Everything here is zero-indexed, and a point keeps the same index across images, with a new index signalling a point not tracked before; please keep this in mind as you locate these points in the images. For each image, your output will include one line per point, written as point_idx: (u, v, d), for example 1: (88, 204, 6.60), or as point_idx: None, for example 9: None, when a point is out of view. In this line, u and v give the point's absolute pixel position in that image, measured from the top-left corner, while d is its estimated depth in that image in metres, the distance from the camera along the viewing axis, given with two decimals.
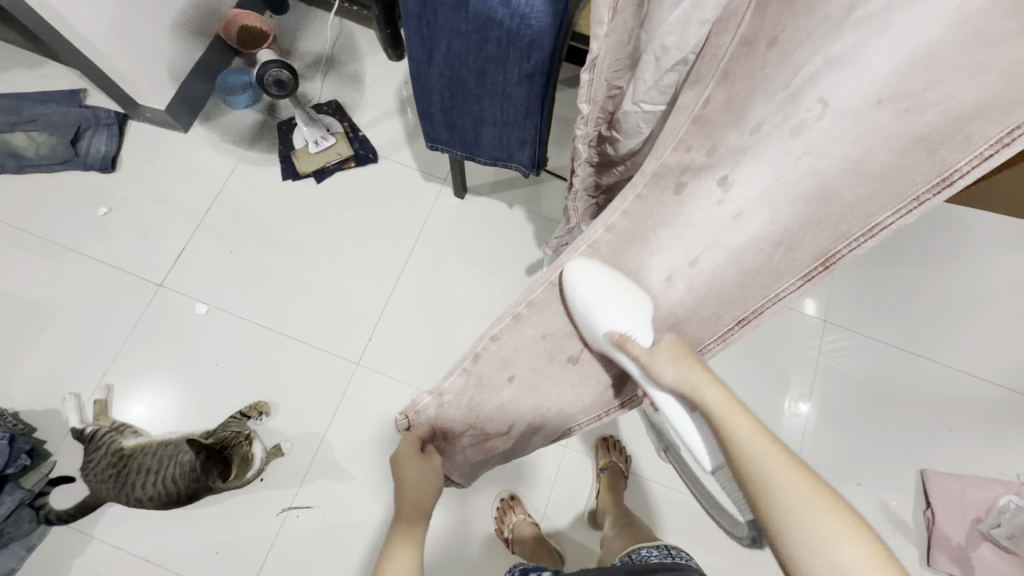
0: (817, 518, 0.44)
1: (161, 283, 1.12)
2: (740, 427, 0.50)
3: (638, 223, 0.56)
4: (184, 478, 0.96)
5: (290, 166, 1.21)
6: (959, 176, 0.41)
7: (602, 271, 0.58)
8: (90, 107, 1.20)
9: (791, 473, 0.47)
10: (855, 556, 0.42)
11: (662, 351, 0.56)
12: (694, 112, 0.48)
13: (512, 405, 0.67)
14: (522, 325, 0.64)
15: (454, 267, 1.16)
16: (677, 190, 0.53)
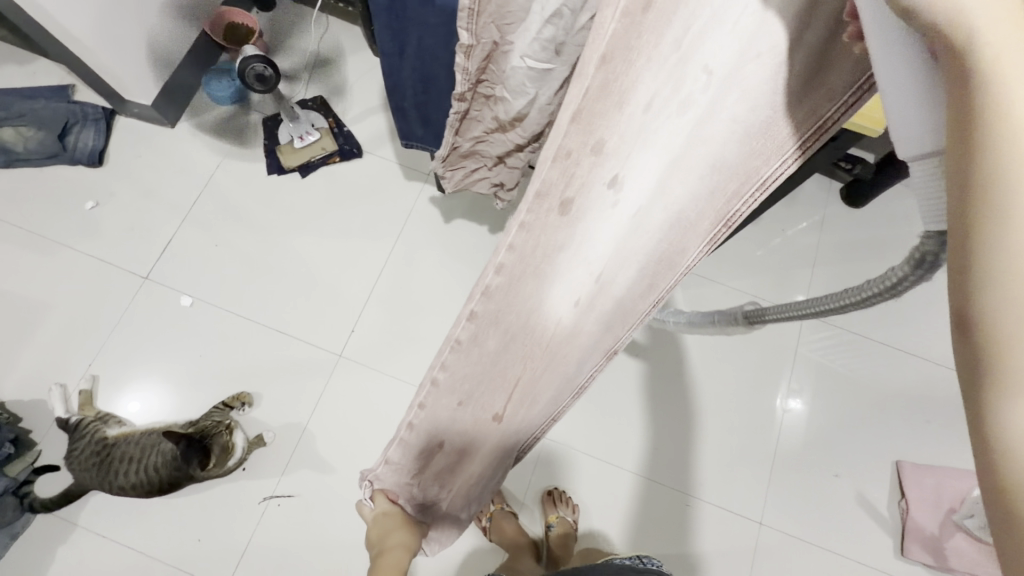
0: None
1: (146, 276, 1.14)
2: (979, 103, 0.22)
3: (528, 258, 0.42)
4: (166, 467, 0.96)
5: (275, 161, 1.22)
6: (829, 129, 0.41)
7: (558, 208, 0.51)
8: (78, 103, 1.22)
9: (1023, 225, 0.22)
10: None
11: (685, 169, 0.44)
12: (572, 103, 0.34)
13: (455, 455, 0.63)
14: (439, 392, 0.52)
15: (436, 261, 1.17)
16: (563, 211, 0.40)
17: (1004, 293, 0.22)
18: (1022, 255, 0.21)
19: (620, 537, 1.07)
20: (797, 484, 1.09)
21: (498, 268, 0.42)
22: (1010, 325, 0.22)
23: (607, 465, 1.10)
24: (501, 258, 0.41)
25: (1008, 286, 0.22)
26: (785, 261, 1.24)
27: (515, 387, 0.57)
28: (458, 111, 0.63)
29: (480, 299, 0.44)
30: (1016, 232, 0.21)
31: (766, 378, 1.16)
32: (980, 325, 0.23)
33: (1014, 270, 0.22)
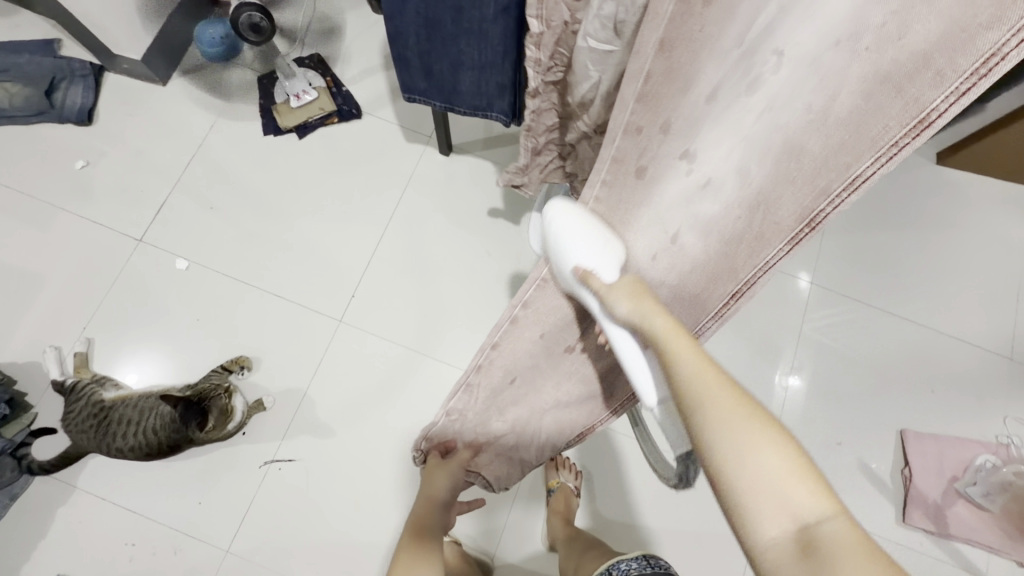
0: (783, 485, 0.39)
1: (140, 239, 1.11)
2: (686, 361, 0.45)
3: (614, 207, 0.55)
4: (164, 429, 0.94)
5: (271, 121, 1.18)
6: (938, 116, 0.36)
7: (578, 218, 0.56)
8: (65, 58, 1.17)
9: (750, 422, 0.41)
10: (803, 500, 0.39)
11: (618, 287, 0.52)
12: (639, 89, 0.47)
13: (523, 399, 0.70)
14: (519, 327, 0.63)
15: (438, 226, 1.15)
16: (639, 174, 0.52)
17: (733, 474, 0.40)
18: (730, 444, 0.41)
19: (622, 503, 1.06)
20: None
21: (605, 183, 0.54)
22: (736, 479, 0.40)
23: (611, 434, 1.09)
24: (597, 193, 0.55)
25: (722, 470, 0.41)
26: None
27: (592, 329, 0.62)
28: (533, 103, 0.64)
29: (579, 227, 0.57)
30: (721, 431, 0.41)
31: (772, 349, 1.14)
32: (730, 480, 0.41)
33: (741, 456, 0.40)
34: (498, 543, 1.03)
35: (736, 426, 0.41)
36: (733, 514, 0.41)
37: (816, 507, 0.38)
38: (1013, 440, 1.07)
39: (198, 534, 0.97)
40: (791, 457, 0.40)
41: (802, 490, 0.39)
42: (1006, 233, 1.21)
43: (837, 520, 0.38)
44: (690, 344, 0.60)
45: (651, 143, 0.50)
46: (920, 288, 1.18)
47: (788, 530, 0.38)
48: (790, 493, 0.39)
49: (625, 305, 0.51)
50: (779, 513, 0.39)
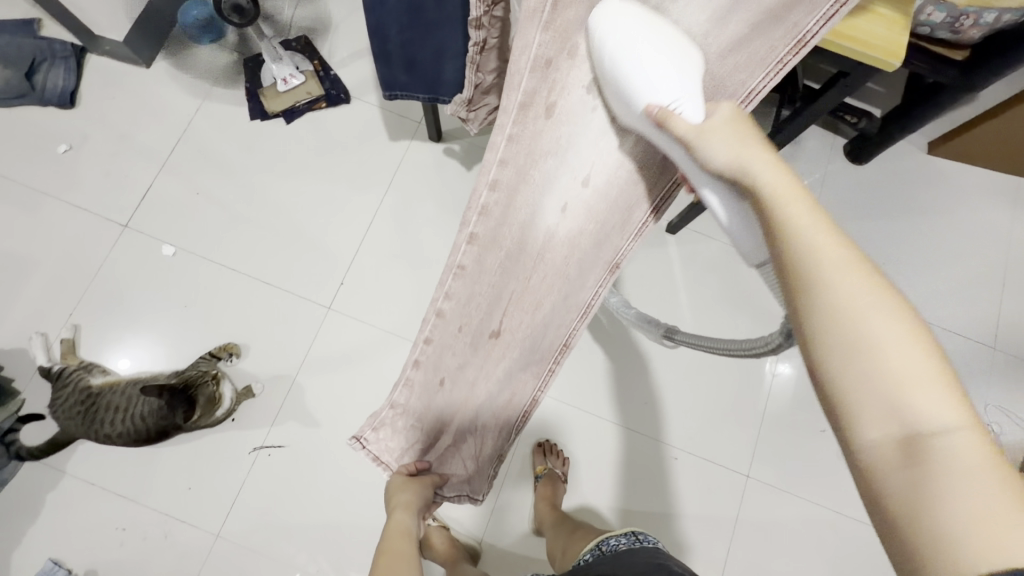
0: (886, 339, 0.31)
1: (125, 224, 1.10)
2: (840, 270, 0.33)
3: (519, 174, 0.53)
4: (153, 416, 0.98)
5: (257, 105, 1.17)
6: (812, 37, 0.38)
7: (642, 19, 0.40)
8: (45, 39, 1.15)
9: (890, 317, 0.31)
10: (928, 409, 0.29)
11: (714, 127, 0.40)
12: (544, 18, 0.42)
13: (456, 399, 0.72)
14: (446, 317, 0.64)
15: (427, 214, 1.14)
16: (547, 115, 0.50)
17: (810, 254, 0.34)
18: (842, 304, 0.32)
19: (610, 489, 1.07)
20: (785, 440, 1.10)
21: (492, 185, 0.53)
22: (826, 365, 0.32)
23: (600, 421, 1.10)
24: (493, 175, 0.53)
25: (810, 290, 0.33)
26: None
27: (511, 306, 0.64)
28: (475, 41, 0.57)
29: (476, 222, 0.56)
30: (821, 289, 0.33)
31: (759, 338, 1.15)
32: (828, 362, 0.32)
33: (852, 320, 0.32)
34: (486, 529, 1.05)
35: (847, 292, 0.32)
36: (822, 376, 0.33)
37: (945, 412, 0.29)
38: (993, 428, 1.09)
39: (189, 519, 0.98)
40: (916, 341, 0.31)
41: (930, 394, 0.30)
42: (992, 223, 1.22)
43: (967, 432, 0.29)
44: (612, 273, 0.62)
45: (558, 73, 0.47)
46: (906, 279, 1.19)
47: (892, 426, 0.30)
48: (905, 402, 0.30)
49: (721, 149, 0.39)
50: (886, 414, 0.30)
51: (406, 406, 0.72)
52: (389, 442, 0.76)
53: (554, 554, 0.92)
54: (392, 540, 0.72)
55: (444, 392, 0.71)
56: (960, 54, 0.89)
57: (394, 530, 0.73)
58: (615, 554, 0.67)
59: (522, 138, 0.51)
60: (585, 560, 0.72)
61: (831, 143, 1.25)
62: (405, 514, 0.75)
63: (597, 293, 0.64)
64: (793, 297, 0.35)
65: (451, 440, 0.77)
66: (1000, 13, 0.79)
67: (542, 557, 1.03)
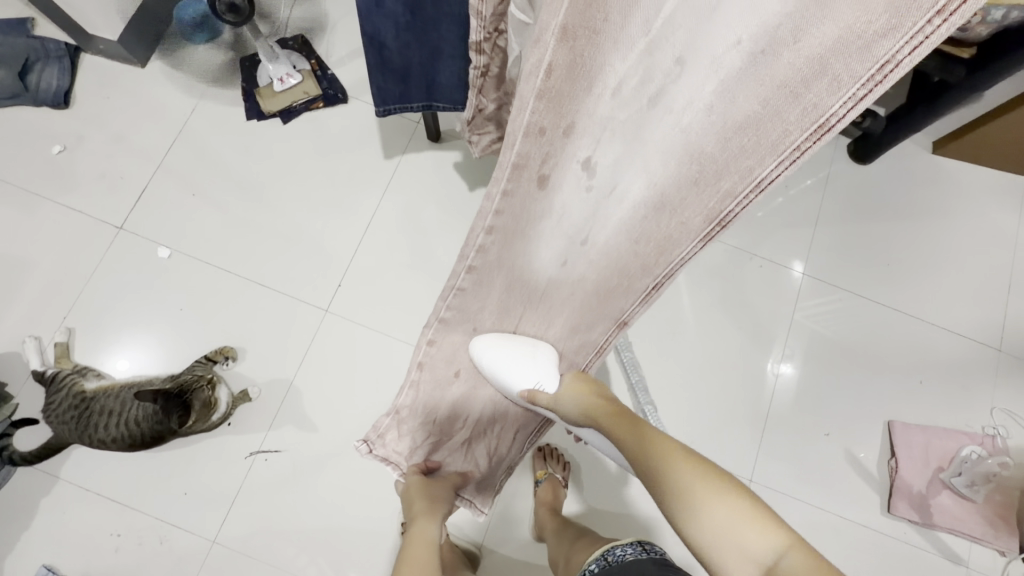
0: (710, 500, 0.48)
1: (120, 226, 1.09)
2: (670, 462, 0.52)
3: (518, 216, 0.54)
4: (147, 421, 0.94)
5: (254, 105, 1.15)
6: (836, 122, 0.34)
7: (497, 339, 0.68)
8: (39, 39, 1.13)
9: (710, 484, 0.49)
10: (752, 541, 0.45)
11: (562, 385, 0.68)
12: (538, 85, 0.42)
13: (471, 390, 0.74)
14: (449, 327, 0.66)
15: (425, 215, 1.12)
16: (539, 182, 0.51)
17: (651, 459, 0.54)
18: (692, 497, 0.48)
19: (612, 493, 1.06)
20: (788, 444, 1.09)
21: (489, 229, 0.54)
22: (701, 533, 0.47)
23: None
24: (490, 221, 0.53)
25: (659, 475, 0.52)
26: (789, 220, 1.20)
27: (523, 314, 0.69)
28: (476, 66, 0.54)
29: (492, 218, 0.53)
30: (675, 496, 0.50)
31: (761, 339, 1.14)
32: (697, 533, 0.47)
33: (686, 495, 0.49)
34: (487, 534, 1.03)
35: (674, 484, 0.51)
36: (688, 542, 0.48)
37: (768, 547, 0.44)
38: (999, 431, 1.08)
39: (185, 525, 0.97)
40: (740, 502, 0.47)
41: (759, 533, 0.45)
42: (999, 223, 1.20)
43: (792, 553, 0.43)
44: (619, 328, 0.65)
45: (553, 147, 0.48)
46: (910, 281, 1.17)
47: (741, 567, 0.45)
48: (743, 540, 0.45)
49: (567, 400, 0.67)
50: (743, 560, 0.45)
51: (412, 408, 0.71)
52: (397, 444, 0.73)
53: (557, 562, 0.90)
54: (415, 548, 0.68)
55: (459, 385, 0.72)
56: (968, 51, 0.88)
57: (420, 535, 0.69)
58: (623, 566, 0.65)
59: (517, 192, 0.51)
60: (591, 570, 0.71)
61: (835, 142, 1.24)
62: (427, 518, 0.71)
63: (609, 335, 0.67)
64: (651, 485, 0.53)
65: (466, 437, 0.78)
66: (1007, 10, 0.77)
67: (543, 560, 1.02)
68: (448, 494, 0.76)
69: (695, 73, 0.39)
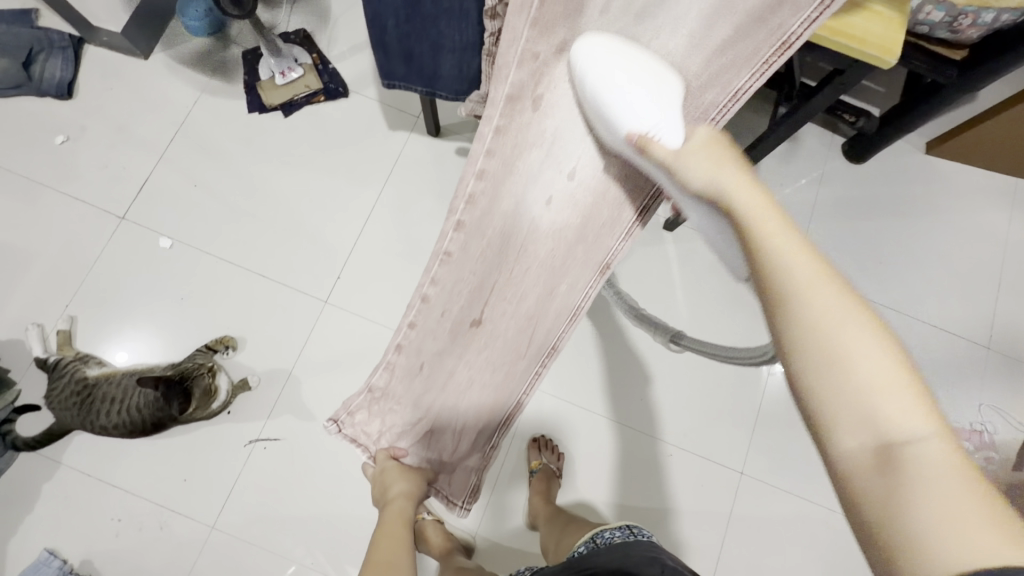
0: (862, 358, 0.32)
1: (122, 216, 1.10)
2: (814, 297, 0.33)
3: (508, 160, 0.53)
4: (148, 408, 0.96)
5: (255, 98, 1.16)
6: (796, 39, 0.39)
7: (623, 51, 0.44)
8: (42, 30, 1.14)
9: (881, 358, 0.32)
10: (905, 418, 0.30)
11: (693, 150, 0.43)
12: (532, 14, 0.40)
13: (435, 384, 0.74)
14: (431, 304, 0.64)
15: (424, 209, 1.14)
16: (534, 107, 0.49)
17: (790, 289, 0.34)
18: (822, 317, 0.33)
19: (606, 483, 1.08)
20: (778, 437, 1.11)
21: (479, 175, 0.53)
22: (820, 394, 0.32)
23: (595, 417, 1.11)
24: (480, 165, 0.52)
25: (784, 304, 0.34)
26: None
27: (492, 296, 0.66)
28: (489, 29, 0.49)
29: (464, 210, 0.55)
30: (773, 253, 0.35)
31: (754, 335, 1.16)
32: (817, 406, 0.33)
33: (831, 346, 0.32)
34: (480, 524, 1.05)
35: (798, 261, 0.34)
36: (818, 421, 0.33)
37: (917, 423, 0.30)
38: (986, 427, 1.10)
39: (184, 511, 0.98)
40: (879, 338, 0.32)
41: (901, 401, 0.31)
42: (989, 222, 1.22)
43: (941, 440, 0.30)
44: (602, 275, 0.64)
45: (545, 67, 0.46)
46: (900, 278, 1.19)
47: (869, 442, 0.31)
48: (886, 418, 0.30)
49: (697, 171, 0.42)
50: (862, 421, 0.31)
51: (386, 391, 0.72)
52: (367, 425, 0.76)
53: (548, 550, 0.93)
54: (387, 534, 0.71)
55: (424, 375, 0.72)
56: (960, 53, 0.90)
57: (395, 514, 0.73)
58: (610, 546, 0.67)
59: (508, 129, 0.49)
60: (579, 552, 0.72)
61: (829, 141, 1.25)
62: (399, 502, 0.75)
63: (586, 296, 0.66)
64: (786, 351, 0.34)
65: (429, 426, 0.77)
66: (998, 13, 0.80)
67: (536, 550, 1.04)
68: (421, 479, 0.79)
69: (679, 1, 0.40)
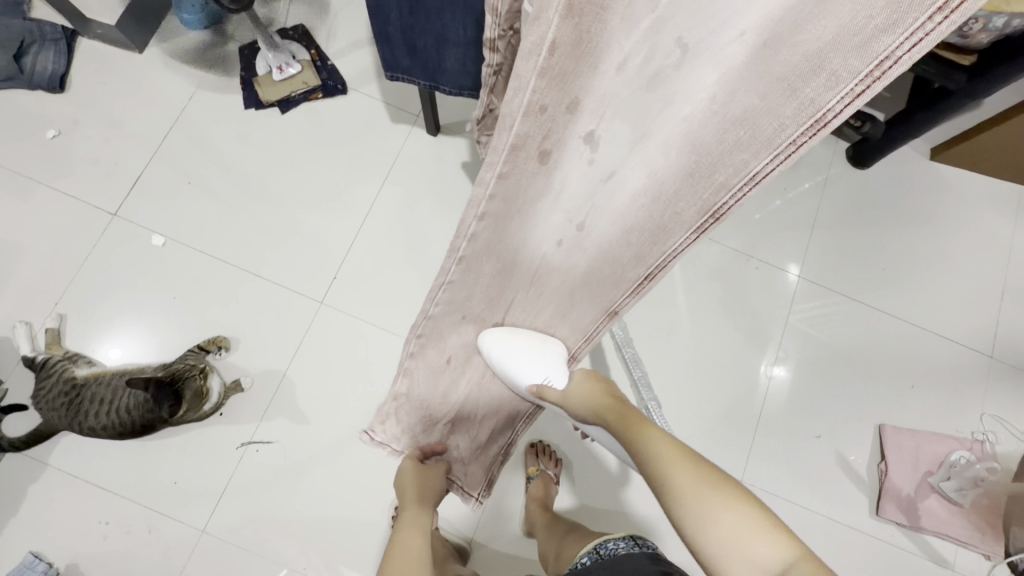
0: (724, 517, 0.47)
1: (114, 212, 1.08)
2: (675, 477, 0.52)
3: (511, 202, 0.48)
4: (138, 409, 0.94)
5: (252, 94, 1.14)
6: (832, 118, 0.34)
7: (514, 338, 0.67)
8: (35, 21, 1.12)
9: (734, 509, 0.47)
10: (762, 548, 0.45)
11: (576, 391, 0.68)
12: (541, 63, 0.35)
13: (450, 385, 0.72)
14: (438, 320, 0.61)
15: (423, 209, 1.12)
16: (541, 160, 0.45)
17: (657, 471, 0.54)
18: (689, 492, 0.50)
19: (604, 490, 1.06)
20: (779, 444, 1.10)
21: (480, 217, 0.47)
22: (708, 548, 0.47)
23: None
24: (482, 209, 0.47)
25: (665, 486, 0.52)
26: (785, 223, 1.20)
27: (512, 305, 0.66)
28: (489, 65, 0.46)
29: (464, 247, 0.51)
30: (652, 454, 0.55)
31: (756, 341, 1.14)
32: (711, 557, 0.47)
33: (698, 505, 0.49)
34: (477, 529, 1.03)
35: (660, 451, 0.55)
36: (711, 566, 0.47)
37: (778, 554, 0.44)
38: (988, 437, 1.09)
39: (173, 514, 0.96)
40: (730, 492, 0.49)
41: (758, 538, 0.45)
42: (993, 229, 1.21)
43: (798, 561, 0.43)
44: (609, 318, 0.65)
45: (556, 125, 0.41)
46: (903, 286, 1.18)
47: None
48: (750, 550, 0.45)
49: (581, 402, 0.68)
50: (753, 567, 0.44)
51: (409, 396, 0.71)
52: (393, 430, 0.75)
53: (546, 558, 0.91)
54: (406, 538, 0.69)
55: (449, 374, 0.71)
56: (969, 58, 0.89)
57: (411, 523, 0.71)
58: (612, 559, 0.65)
59: (512, 178, 0.45)
60: (582, 562, 0.71)
61: (834, 145, 1.24)
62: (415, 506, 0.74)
63: (599, 327, 0.67)
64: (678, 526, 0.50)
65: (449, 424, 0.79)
66: (1009, 18, 0.78)
67: (533, 557, 1.02)
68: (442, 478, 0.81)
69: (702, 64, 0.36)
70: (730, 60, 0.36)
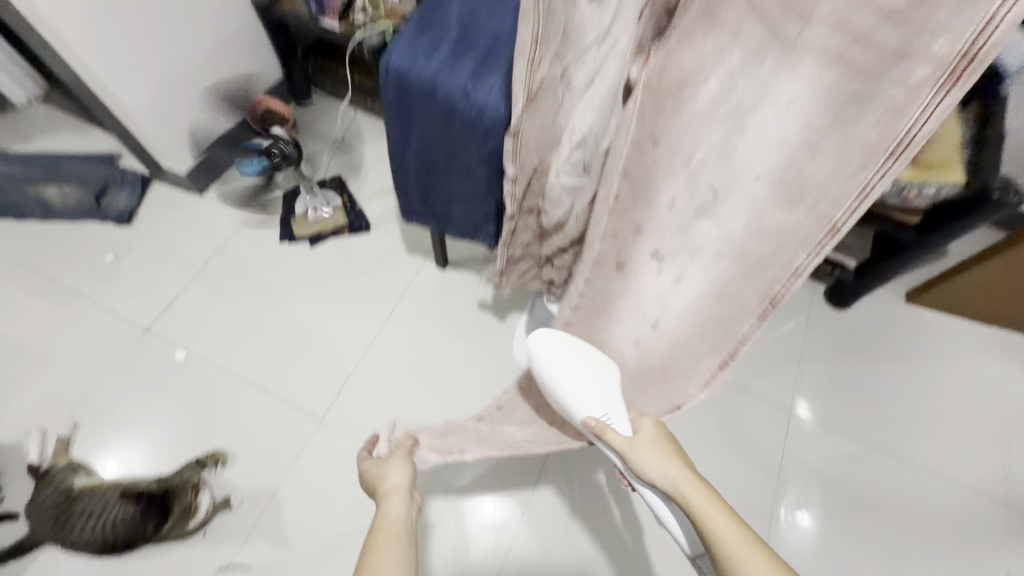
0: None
1: (146, 328, 1.18)
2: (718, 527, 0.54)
3: (596, 303, 0.79)
4: (124, 523, 0.97)
5: (288, 229, 1.31)
6: (842, 224, 0.58)
7: (564, 344, 0.77)
8: (120, 169, 1.35)
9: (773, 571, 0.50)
10: None
11: (640, 444, 0.65)
12: (611, 206, 0.68)
13: (504, 445, 0.88)
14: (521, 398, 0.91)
15: (427, 334, 1.21)
16: (620, 268, 0.73)
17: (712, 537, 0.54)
18: (731, 550, 0.52)
19: None
20: None
21: (574, 308, 0.82)
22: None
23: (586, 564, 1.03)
24: (575, 305, 0.81)
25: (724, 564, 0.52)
26: (772, 357, 1.25)
27: None
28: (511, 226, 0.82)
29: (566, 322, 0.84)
30: (707, 522, 0.55)
31: (752, 478, 1.12)
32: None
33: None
34: None
35: (710, 520, 0.55)
36: None
37: None
38: None
39: None
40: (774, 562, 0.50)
41: None
42: (982, 368, 1.23)
43: None
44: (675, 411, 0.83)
45: (627, 243, 0.70)
46: (899, 424, 1.18)
47: None
48: None
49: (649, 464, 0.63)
50: None
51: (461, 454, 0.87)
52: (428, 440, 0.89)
53: None
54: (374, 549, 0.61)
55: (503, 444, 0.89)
56: (915, 216, 1.03)
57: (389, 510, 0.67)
58: None
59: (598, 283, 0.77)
60: None
61: (813, 287, 1.33)
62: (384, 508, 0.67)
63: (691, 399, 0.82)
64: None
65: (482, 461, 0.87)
66: (938, 186, 0.95)
67: None
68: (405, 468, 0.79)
69: (741, 194, 0.59)
70: (754, 194, 0.58)
